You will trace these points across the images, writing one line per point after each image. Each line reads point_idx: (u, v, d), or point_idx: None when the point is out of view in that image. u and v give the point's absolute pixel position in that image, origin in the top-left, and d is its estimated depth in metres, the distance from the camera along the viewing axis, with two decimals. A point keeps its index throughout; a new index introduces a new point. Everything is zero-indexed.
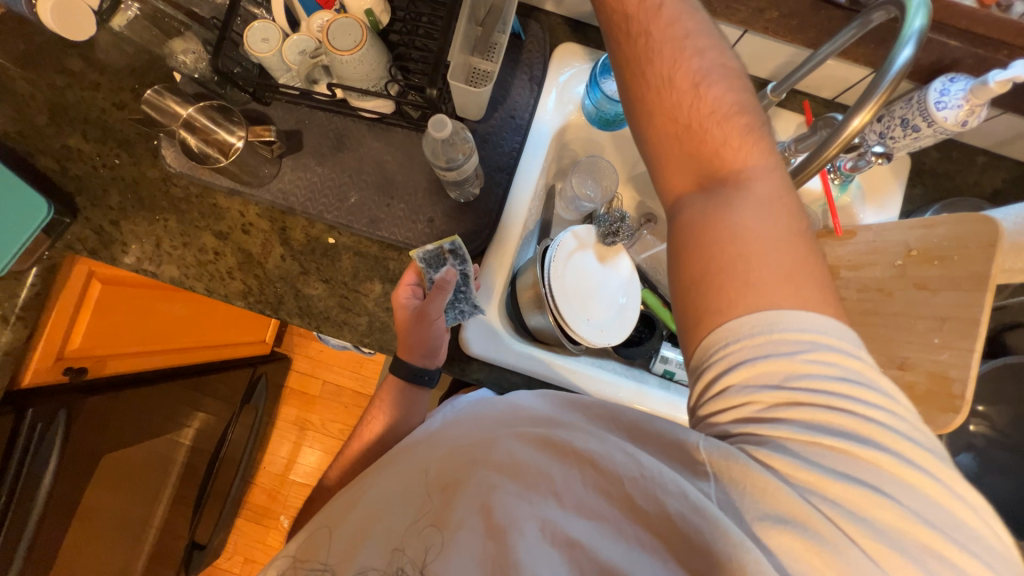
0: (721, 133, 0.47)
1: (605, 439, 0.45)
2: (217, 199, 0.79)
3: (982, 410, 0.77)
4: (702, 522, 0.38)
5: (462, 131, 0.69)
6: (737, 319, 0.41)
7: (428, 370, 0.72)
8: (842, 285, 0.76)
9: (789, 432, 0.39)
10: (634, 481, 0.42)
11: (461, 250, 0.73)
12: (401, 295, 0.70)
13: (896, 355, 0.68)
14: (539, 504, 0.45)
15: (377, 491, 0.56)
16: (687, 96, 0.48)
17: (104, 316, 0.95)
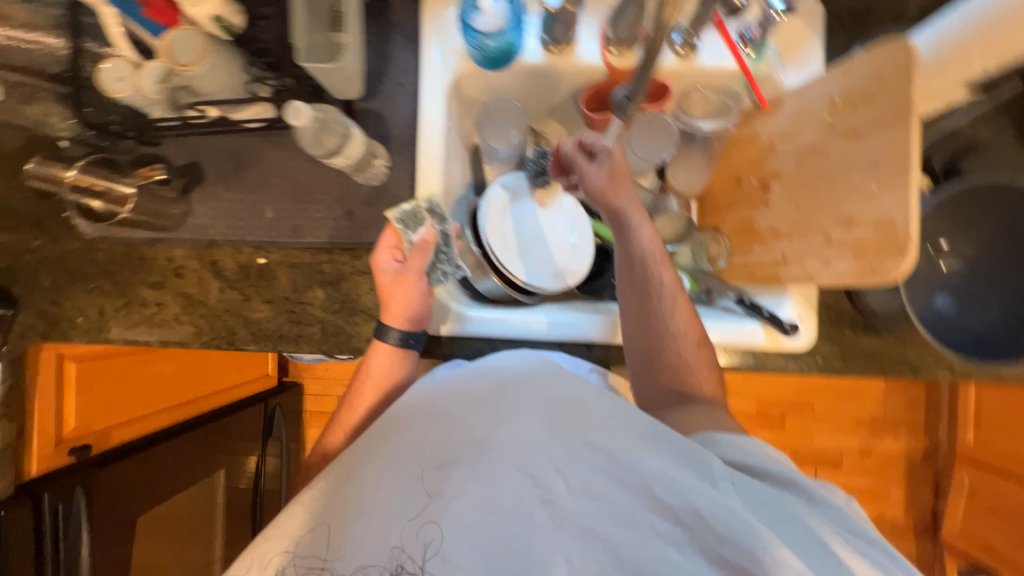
0: (684, 350, 0.73)
1: (618, 436, 0.58)
2: (142, 252, 0.79)
3: (949, 246, 0.74)
4: (707, 507, 0.53)
5: (334, 113, 0.62)
6: (723, 444, 0.61)
7: (413, 334, 0.75)
8: (781, 158, 0.75)
9: (726, 452, 0.60)
10: (654, 477, 0.55)
11: (438, 208, 0.74)
12: (380, 259, 0.73)
13: (843, 214, 0.65)
14: (552, 492, 0.56)
15: (377, 489, 0.59)
16: (669, 343, 0.73)
17: (90, 391, 0.98)
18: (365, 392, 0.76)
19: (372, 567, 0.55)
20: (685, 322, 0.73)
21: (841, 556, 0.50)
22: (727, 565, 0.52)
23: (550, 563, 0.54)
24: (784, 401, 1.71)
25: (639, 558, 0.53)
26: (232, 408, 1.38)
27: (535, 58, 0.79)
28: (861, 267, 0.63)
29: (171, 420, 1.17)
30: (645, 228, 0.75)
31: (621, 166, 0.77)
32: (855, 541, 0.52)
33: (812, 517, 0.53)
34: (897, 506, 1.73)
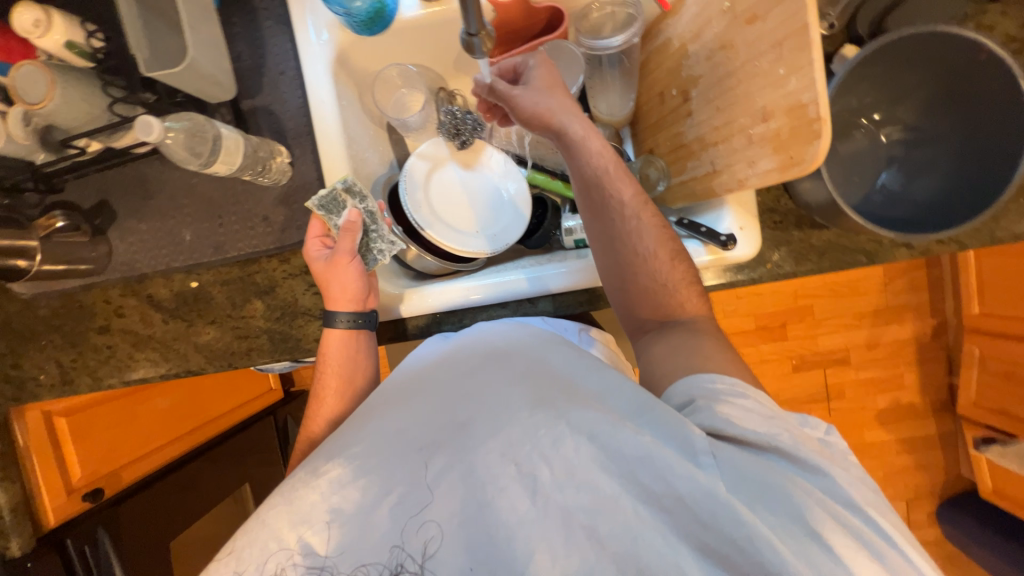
0: (665, 273, 0.65)
1: (601, 415, 0.49)
2: (80, 299, 0.79)
3: (882, 118, 0.72)
4: (691, 493, 0.46)
5: (192, 116, 0.60)
6: (720, 395, 0.53)
7: (361, 314, 0.71)
8: (694, 62, 0.70)
9: (718, 411, 0.51)
10: (638, 462, 0.47)
11: (355, 186, 0.72)
12: (310, 249, 0.71)
13: (759, 108, 0.60)
14: (534, 476, 0.48)
15: (359, 480, 0.51)
16: (647, 266, 0.65)
17: (87, 440, 1.02)
18: (328, 380, 0.71)
19: (372, 567, 0.48)
20: (652, 236, 0.65)
21: (826, 539, 0.45)
22: (710, 553, 0.45)
23: (533, 554, 0.46)
24: (784, 311, 1.63)
25: (622, 549, 0.46)
26: (242, 428, 1.41)
27: (414, 12, 0.75)
28: (782, 161, 0.59)
29: (179, 449, 1.21)
30: (592, 139, 0.67)
31: (547, 81, 0.70)
32: (848, 520, 0.46)
33: (803, 494, 0.47)
34: (914, 390, 1.68)
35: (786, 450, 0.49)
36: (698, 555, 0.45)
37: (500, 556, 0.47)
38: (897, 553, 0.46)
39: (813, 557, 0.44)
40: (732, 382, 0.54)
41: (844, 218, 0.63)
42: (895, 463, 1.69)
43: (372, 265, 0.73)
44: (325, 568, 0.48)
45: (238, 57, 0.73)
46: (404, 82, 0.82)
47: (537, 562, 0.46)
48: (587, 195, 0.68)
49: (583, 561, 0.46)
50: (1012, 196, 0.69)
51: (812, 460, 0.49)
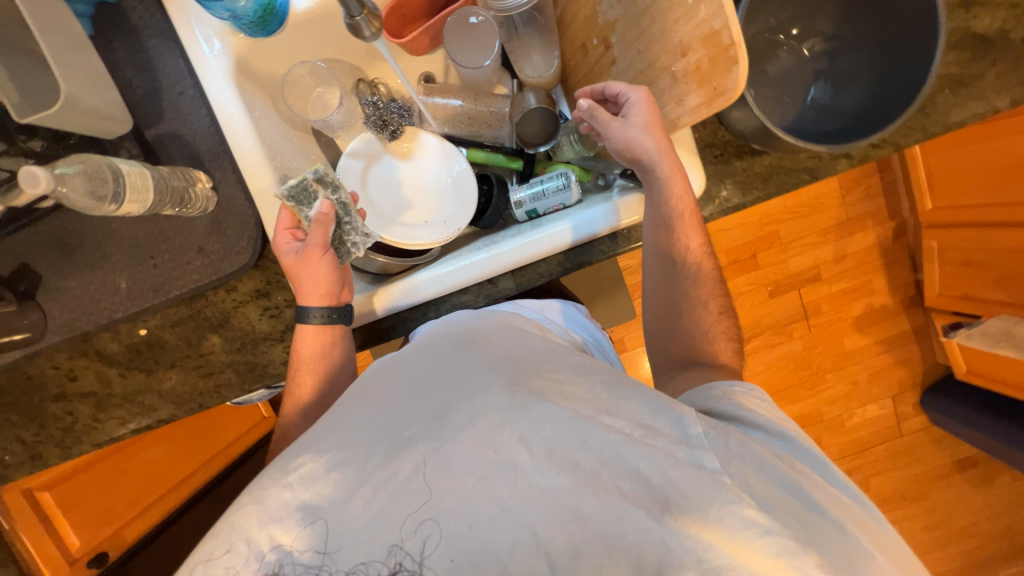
0: (701, 317, 0.68)
1: (585, 398, 0.51)
2: (26, 370, 0.75)
3: (800, 33, 0.73)
4: (682, 471, 0.46)
5: (83, 158, 0.56)
6: (750, 402, 0.56)
7: (334, 308, 0.69)
8: (607, 6, 0.68)
9: (735, 415, 0.55)
10: (626, 442, 0.48)
11: (328, 175, 0.69)
12: (279, 241, 0.68)
13: (676, 44, 0.58)
14: (514, 462, 0.47)
15: (332, 475, 0.50)
16: (687, 308, 0.69)
17: (78, 507, 1.02)
18: (303, 376, 0.69)
19: (371, 566, 0.47)
20: (710, 291, 0.69)
21: (804, 501, 0.48)
22: (698, 523, 0.44)
23: (517, 544, 0.45)
24: (752, 241, 1.65)
25: (608, 527, 0.45)
26: (258, 447, 1.34)
27: (307, 6, 0.75)
28: (708, 95, 0.57)
29: (178, 497, 1.17)
30: (679, 185, 0.65)
31: (649, 116, 0.63)
32: (832, 502, 0.49)
33: (795, 475, 0.49)
34: (884, 292, 1.74)
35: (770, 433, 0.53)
36: (683, 528, 0.44)
37: (485, 548, 0.46)
38: (872, 532, 0.49)
39: (792, 515, 0.47)
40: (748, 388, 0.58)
41: (779, 141, 0.62)
42: (877, 364, 1.77)
43: (344, 258, 0.71)
44: (323, 567, 0.47)
45: (129, 84, 0.67)
46: (316, 80, 0.78)
47: (522, 551, 0.45)
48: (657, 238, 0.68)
49: (568, 540, 0.45)
50: (937, 89, 0.70)
51: (807, 454, 0.53)
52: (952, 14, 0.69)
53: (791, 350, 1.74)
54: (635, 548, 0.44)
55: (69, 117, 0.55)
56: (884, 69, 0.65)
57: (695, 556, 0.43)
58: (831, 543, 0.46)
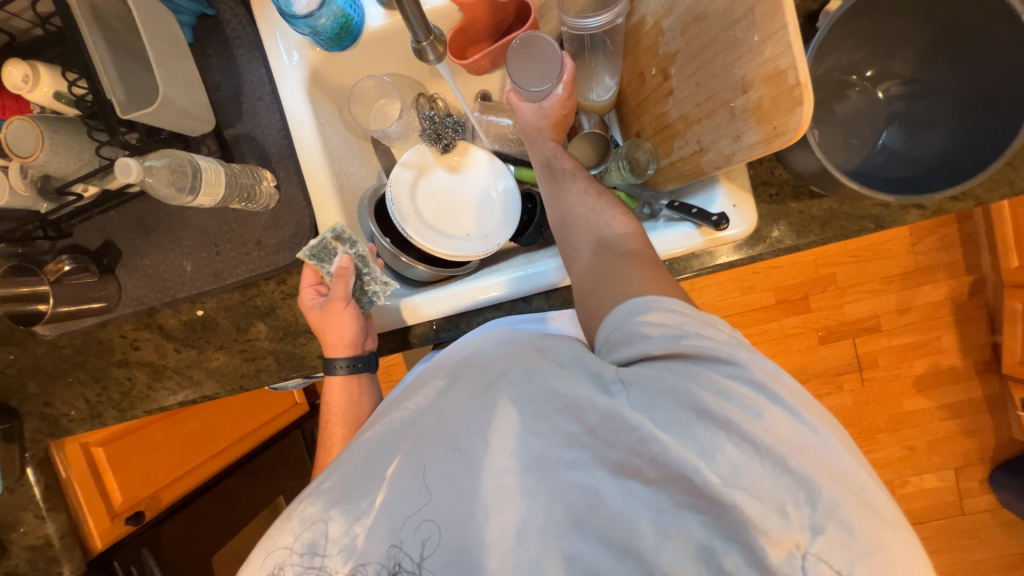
0: (604, 209, 0.63)
1: (518, 367, 0.52)
2: (98, 335, 0.83)
3: (877, 73, 0.68)
4: (594, 417, 0.46)
5: (172, 154, 0.62)
6: (638, 293, 0.52)
7: (360, 358, 0.72)
8: (669, 37, 0.67)
9: (628, 340, 0.50)
10: (558, 410, 0.48)
11: (345, 233, 0.71)
12: (306, 299, 0.72)
13: (737, 79, 0.57)
14: (478, 460, 0.48)
15: (329, 513, 0.50)
16: (590, 199, 0.65)
17: (124, 465, 1.06)
18: (335, 428, 0.73)
19: (370, 566, 0.48)
20: (583, 190, 0.66)
21: (741, 439, 0.43)
22: (619, 467, 0.45)
23: (471, 516, 0.47)
24: (805, 282, 1.56)
25: (551, 492, 0.46)
26: (273, 442, 1.44)
27: (380, 22, 0.75)
28: (767, 134, 0.55)
29: (210, 470, 1.25)
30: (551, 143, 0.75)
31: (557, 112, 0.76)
32: (731, 396, 0.44)
33: (693, 385, 0.45)
34: (954, 352, 1.58)
35: (696, 356, 0.47)
36: (611, 473, 0.45)
37: (453, 532, 0.47)
38: (782, 411, 0.44)
39: (742, 470, 0.42)
40: (653, 299, 0.51)
41: (841, 185, 0.59)
42: (939, 430, 1.60)
43: (367, 307, 0.74)
44: (323, 567, 0.49)
45: (216, 87, 0.74)
46: (380, 93, 0.82)
47: (477, 523, 0.47)
48: (547, 171, 0.72)
49: (516, 514, 0.46)
50: None
51: (706, 352, 0.47)
52: None
53: (839, 403, 1.61)
54: (575, 504, 0.46)
55: (157, 114, 0.61)
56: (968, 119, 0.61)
57: (620, 494, 0.45)
58: (731, 445, 0.42)
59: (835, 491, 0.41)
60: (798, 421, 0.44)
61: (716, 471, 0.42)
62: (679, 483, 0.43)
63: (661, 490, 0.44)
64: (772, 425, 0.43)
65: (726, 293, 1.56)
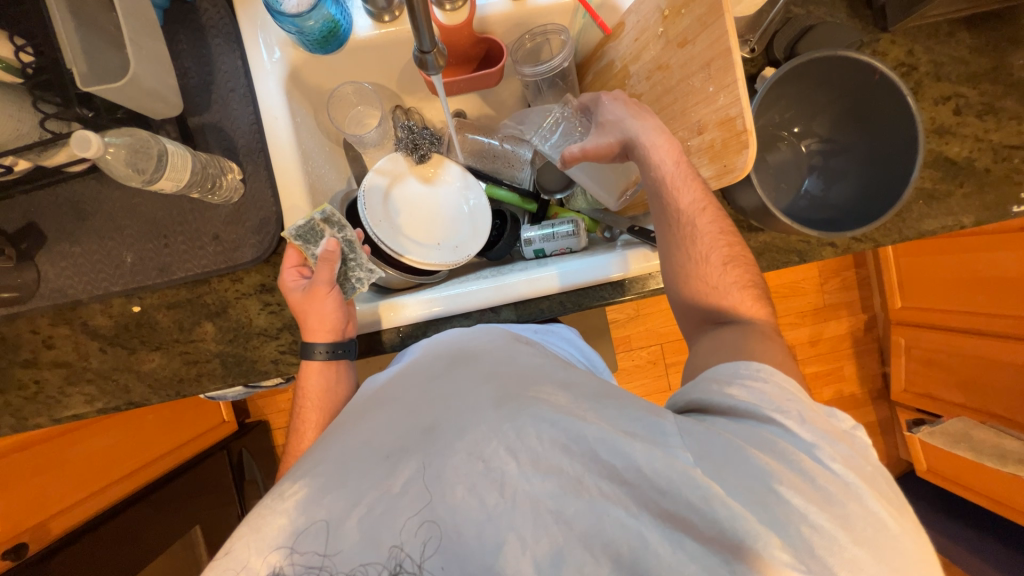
0: (730, 277, 0.64)
1: (564, 407, 0.50)
2: (2, 331, 0.72)
3: (803, 130, 0.81)
4: (648, 462, 0.46)
5: (136, 131, 0.60)
6: (754, 364, 0.54)
7: (340, 344, 0.70)
8: (636, 80, 0.75)
9: (718, 393, 0.53)
10: (598, 440, 0.47)
11: (335, 216, 0.72)
12: (286, 280, 0.70)
13: (695, 122, 0.65)
14: (501, 470, 0.47)
15: (324, 497, 0.48)
16: (718, 269, 0.65)
17: (10, 487, 0.89)
18: (309, 415, 0.69)
19: (370, 567, 0.44)
20: (710, 244, 0.65)
21: (794, 494, 0.43)
22: (671, 518, 0.44)
23: (503, 546, 0.45)
24: None
25: (588, 525, 0.44)
26: (198, 460, 1.30)
27: (368, 32, 0.76)
28: (718, 169, 0.65)
29: (119, 493, 1.09)
30: (662, 150, 0.65)
31: (632, 111, 0.69)
32: (809, 474, 0.45)
33: (765, 452, 0.46)
34: (853, 381, 1.80)
35: (759, 420, 0.49)
36: (659, 523, 0.44)
37: (474, 550, 0.45)
38: (862, 501, 0.44)
39: (784, 511, 0.43)
40: (767, 369, 0.53)
41: (776, 220, 0.69)
42: None
43: (350, 293, 0.72)
44: (323, 568, 0.45)
45: (185, 73, 0.71)
46: (359, 99, 0.84)
47: (508, 553, 0.44)
48: (663, 214, 0.66)
49: (552, 542, 0.44)
50: (913, 198, 0.78)
51: (777, 424, 0.49)
52: (929, 138, 0.78)
53: None
54: (616, 544, 0.43)
55: (118, 90, 0.57)
56: (869, 175, 0.74)
57: (671, 548, 0.43)
58: (804, 524, 0.43)
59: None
60: (876, 512, 0.43)
61: (787, 543, 0.42)
62: (740, 553, 0.42)
63: (716, 551, 0.42)
64: (849, 512, 0.43)
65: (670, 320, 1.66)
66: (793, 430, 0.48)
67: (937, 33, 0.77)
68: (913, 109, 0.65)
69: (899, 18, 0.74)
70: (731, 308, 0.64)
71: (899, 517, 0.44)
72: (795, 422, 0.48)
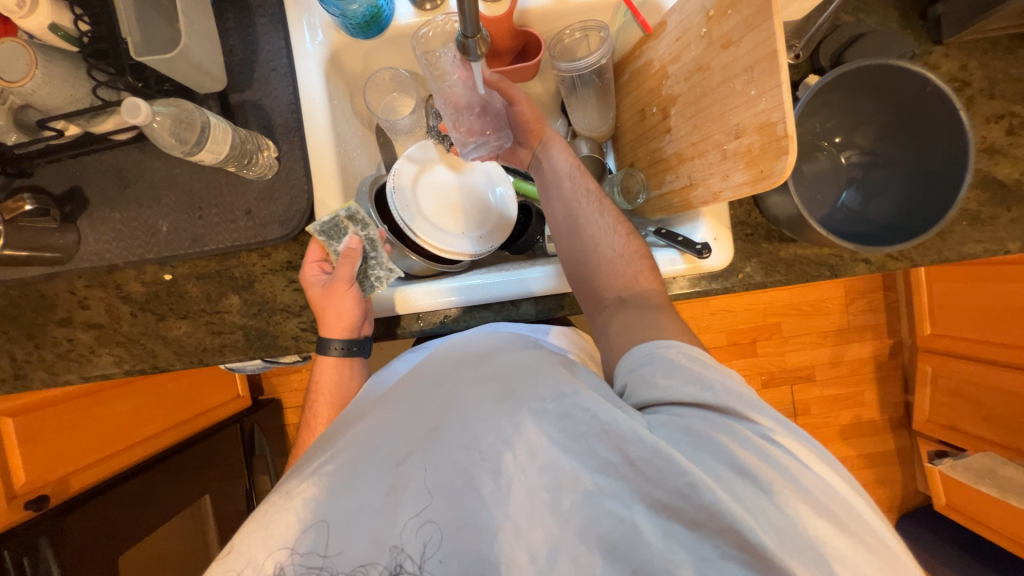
0: (624, 249, 0.67)
1: (563, 396, 0.50)
2: (42, 289, 0.75)
3: (845, 141, 0.79)
4: (638, 452, 0.46)
5: (178, 102, 0.62)
6: (665, 341, 0.56)
7: (355, 341, 0.72)
8: (674, 81, 0.74)
9: (649, 386, 0.52)
10: (595, 435, 0.48)
11: (359, 215, 0.74)
12: (308, 274, 0.72)
13: (732, 125, 0.63)
14: (499, 461, 0.48)
15: (332, 495, 0.50)
16: (609, 241, 0.68)
17: (37, 441, 0.94)
18: (321, 410, 0.73)
19: (370, 567, 0.46)
20: (605, 219, 0.69)
21: (772, 488, 0.45)
22: (661, 507, 0.45)
23: (498, 532, 0.46)
24: (755, 327, 1.67)
25: (583, 518, 0.46)
26: (215, 431, 1.33)
27: (409, 20, 0.77)
28: (754, 175, 0.62)
29: (137, 456, 1.12)
30: (556, 143, 0.75)
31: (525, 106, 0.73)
32: (767, 455, 0.46)
33: (733, 440, 0.47)
34: (873, 407, 1.75)
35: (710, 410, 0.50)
36: (651, 512, 0.45)
37: (470, 543, 0.46)
38: (807, 471, 0.46)
39: (765, 508, 0.44)
40: (675, 343, 0.55)
41: (811, 231, 0.67)
42: (859, 478, 1.74)
43: (367, 292, 0.73)
44: (324, 568, 0.47)
45: (230, 50, 0.73)
46: (396, 86, 0.85)
47: (502, 539, 0.46)
48: (546, 191, 0.73)
49: (547, 536, 0.46)
50: (956, 219, 0.75)
51: (734, 408, 0.50)
52: (978, 157, 0.75)
53: None
54: (609, 536, 0.45)
55: (166, 62, 0.59)
56: (912, 191, 0.72)
57: (661, 537, 0.44)
58: (775, 508, 0.44)
59: (862, 554, 0.43)
60: (829, 482, 0.46)
61: (772, 534, 0.43)
62: (728, 535, 0.43)
63: (709, 539, 0.44)
64: (810, 489, 0.45)
65: None
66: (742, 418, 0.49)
67: (994, 49, 0.74)
68: (965, 123, 0.63)
69: (956, 30, 0.71)
70: (629, 277, 0.66)
71: (844, 482, 0.47)
72: (742, 409, 0.50)
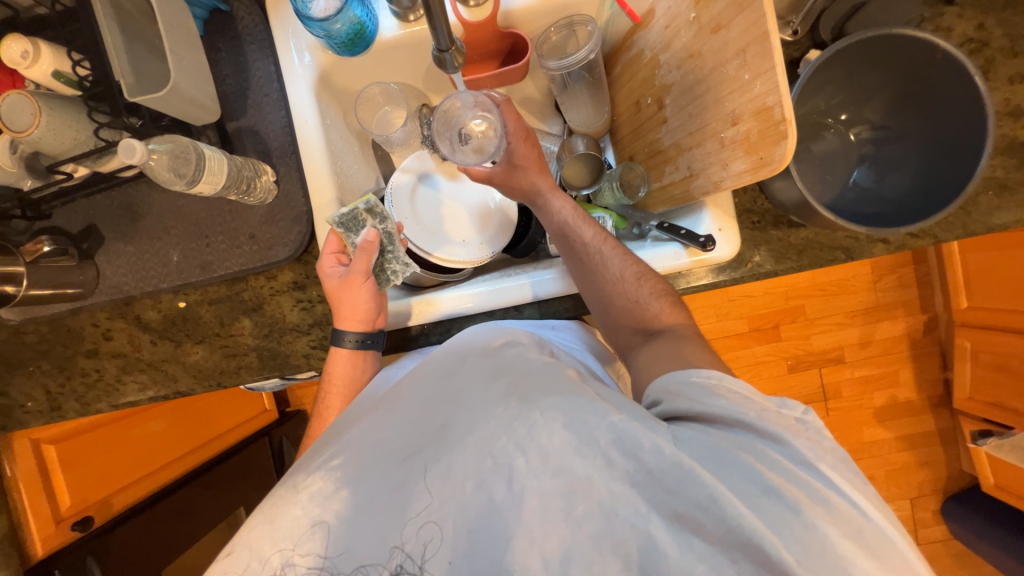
0: (641, 292, 0.66)
1: (576, 404, 0.50)
2: (68, 323, 0.79)
3: (852, 116, 0.75)
4: (655, 462, 0.46)
5: (174, 137, 0.64)
6: (697, 370, 0.54)
7: (369, 334, 0.72)
8: (666, 70, 0.71)
9: (684, 404, 0.51)
10: (613, 444, 0.47)
11: (378, 208, 0.74)
12: (326, 265, 0.72)
13: (728, 113, 0.61)
14: (511, 466, 0.50)
15: (341, 492, 0.54)
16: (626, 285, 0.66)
17: (79, 466, 1.00)
18: (333, 401, 0.73)
19: (372, 567, 0.50)
20: (619, 264, 0.67)
21: (800, 506, 0.44)
22: (679, 519, 0.45)
23: (512, 540, 0.48)
24: (776, 311, 1.62)
25: (597, 526, 0.46)
26: (246, 444, 1.38)
27: (393, 32, 0.77)
28: (753, 163, 0.60)
29: (175, 472, 1.17)
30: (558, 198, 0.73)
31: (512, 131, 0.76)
32: (793, 475, 0.46)
33: (759, 459, 0.46)
34: (910, 387, 1.67)
35: (739, 425, 0.49)
36: (668, 522, 0.45)
37: (483, 552, 0.48)
38: (835, 495, 0.45)
39: (787, 523, 0.43)
40: (716, 373, 0.53)
41: (819, 216, 0.64)
42: (897, 461, 1.67)
43: (384, 283, 0.75)
44: (325, 568, 0.51)
45: (223, 80, 0.75)
46: (386, 99, 0.84)
47: (515, 548, 0.47)
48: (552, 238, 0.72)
49: (560, 541, 0.47)
50: (981, 189, 0.70)
51: (771, 428, 0.48)
52: (1001, 121, 0.70)
53: None
54: (625, 545, 0.45)
55: (160, 100, 0.61)
56: (927, 165, 0.68)
57: (679, 549, 0.44)
58: (800, 526, 0.43)
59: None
60: (859, 506, 0.45)
61: (789, 548, 0.42)
62: (743, 547, 0.43)
63: (726, 551, 0.43)
64: (836, 511, 0.44)
65: (703, 318, 1.61)
66: (774, 440, 0.48)
67: (1013, 3, 0.69)
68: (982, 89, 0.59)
69: None
70: (652, 316, 0.65)
71: (879, 513, 0.45)
72: (775, 430, 0.48)
